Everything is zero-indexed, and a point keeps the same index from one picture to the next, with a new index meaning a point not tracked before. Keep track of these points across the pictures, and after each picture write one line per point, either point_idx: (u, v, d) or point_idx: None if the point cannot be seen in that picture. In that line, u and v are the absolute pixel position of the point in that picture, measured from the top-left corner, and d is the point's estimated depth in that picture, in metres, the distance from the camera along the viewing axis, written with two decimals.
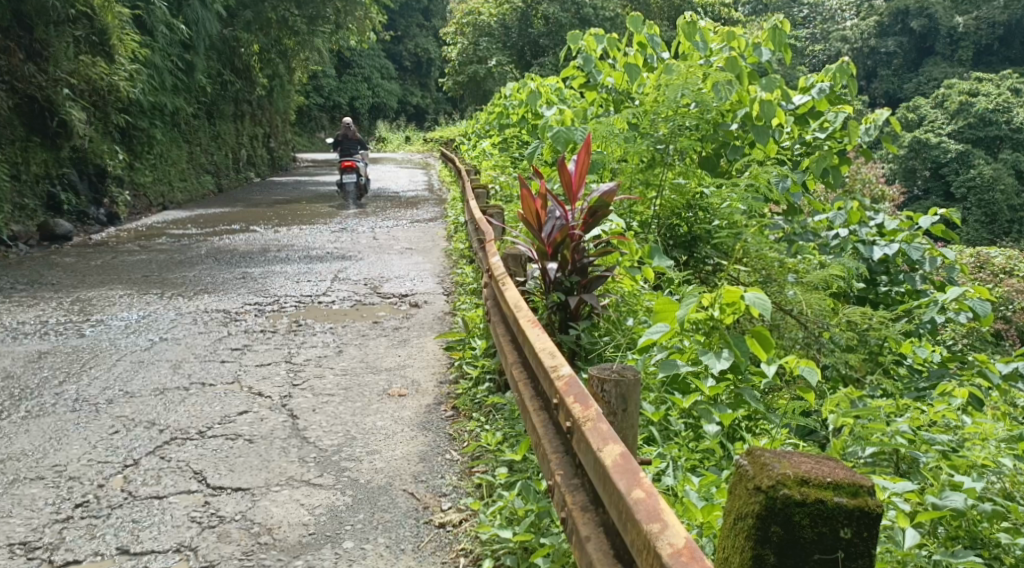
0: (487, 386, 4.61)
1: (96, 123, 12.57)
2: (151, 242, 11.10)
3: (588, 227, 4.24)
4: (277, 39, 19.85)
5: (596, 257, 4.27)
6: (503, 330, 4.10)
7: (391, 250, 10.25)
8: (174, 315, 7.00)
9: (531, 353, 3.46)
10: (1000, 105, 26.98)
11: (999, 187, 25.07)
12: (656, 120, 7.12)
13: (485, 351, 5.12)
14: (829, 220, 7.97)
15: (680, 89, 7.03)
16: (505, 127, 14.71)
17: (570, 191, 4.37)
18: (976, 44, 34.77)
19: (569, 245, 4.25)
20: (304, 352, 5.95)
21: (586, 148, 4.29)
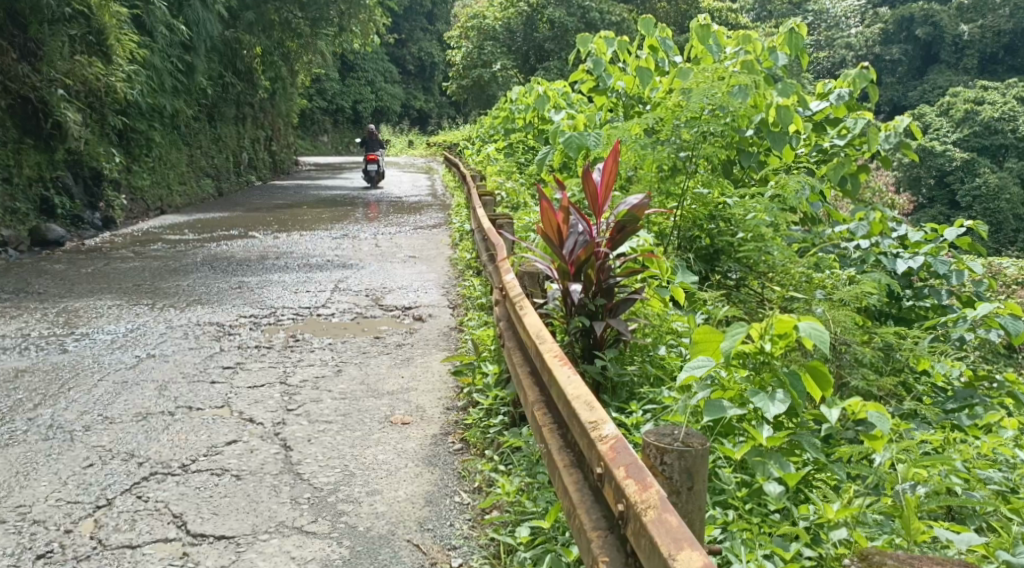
0: (501, 420, 4.19)
1: (91, 125, 12.19)
2: (146, 248, 10.70)
3: (615, 245, 3.82)
4: (280, 42, 19.50)
5: (623, 277, 3.85)
6: (522, 361, 3.67)
7: (393, 258, 9.85)
8: (164, 329, 6.59)
9: (562, 400, 3.01)
10: (1006, 113, 26.68)
11: (1005, 197, 24.78)
12: (679, 126, 6.55)
13: (497, 379, 4.66)
14: (850, 231, 7.67)
15: (703, 93, 6.39)
16: (511, 132, 14.34)
17: (595, 205, 3.96)
18: (982, 52, 34.51)
19: (595, 263, 3.82)
20: (301, 371, 5.55)
21: (615, 156, 3.88)
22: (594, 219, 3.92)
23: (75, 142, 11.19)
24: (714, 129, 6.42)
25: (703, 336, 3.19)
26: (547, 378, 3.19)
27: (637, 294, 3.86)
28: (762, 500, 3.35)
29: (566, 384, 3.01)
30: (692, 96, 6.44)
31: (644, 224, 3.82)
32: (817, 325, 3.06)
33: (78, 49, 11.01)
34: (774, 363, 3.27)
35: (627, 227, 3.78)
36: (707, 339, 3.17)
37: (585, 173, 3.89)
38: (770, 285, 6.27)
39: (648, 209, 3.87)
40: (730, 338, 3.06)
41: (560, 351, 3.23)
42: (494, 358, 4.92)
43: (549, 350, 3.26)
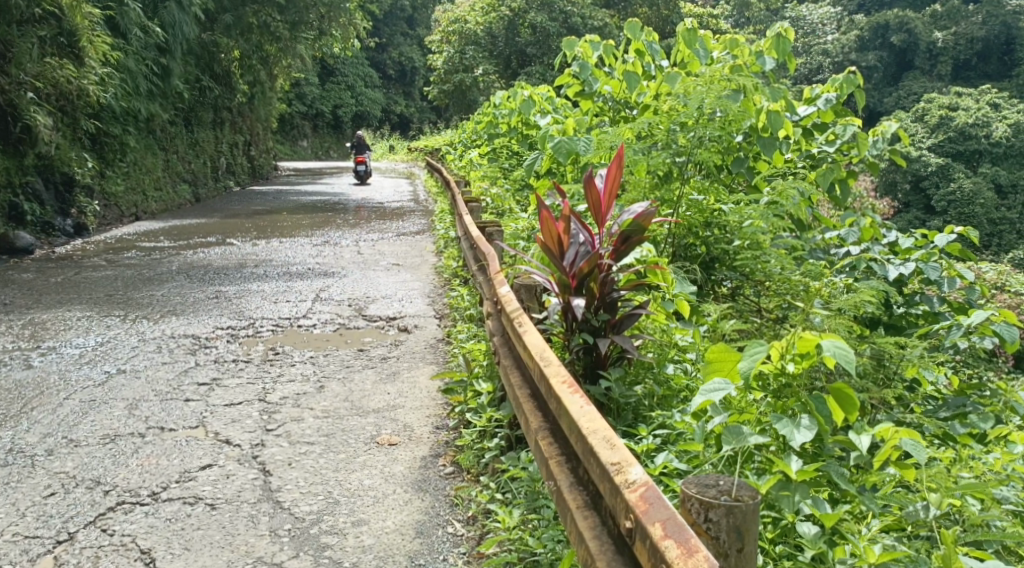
0: (496, 444, 3.90)
1: (63, 129, 11.86)
2: (119, 256, 10.38)
3: (620, 255, 3.63)
4: (259, 46, 19.20)
5: (627, 291, 3.65)
6: (521, 385, 3.41)
7: (375, 266, 9.58)
8: (136, 342, 6.31)
9: (576, 435, 2.74)
10: (980, 119, 26.78)
11: (980, 202, 24.89)
12: (675, 130, 6.20)
13: (491, 396, 4.33)
14: (841, 236, 7.49)
15: (704, 95, 5.97)
16: (495, 136, 14.09)
17: (597, 212, 3.77)
18: (955, 59, 34.74)
19: (598, 274, 3.62)
20: (281, 388, 5.28)
21: (619, 160, 3.71)
22: (596, 228, 3.73)
23: (46, 147, 10.86)
24: (711, 134, 6.02)
25: (717, 354, 2.99)
26: (556, 409, 2.92)
27: (641, 309, 3.64)
28: (794, 542, 3.01)
29: (579, 416, 2.74)
30: (691, 98, 6.03)
31: (650, 234, 3.65)
32: (840, 343, 2.83)
33: (49, 50, 10.67)
34: (795, 385, 3.07)
35: (634, 237, 3.60)
36: (721, 357, 2.97)
37: (587, 174, 3.69)
38: (767, 294, 6.13)
39: (654, 218, 3.69)
40: (749, 357, 2.86)
41: (568, 376, 2.97)
42: (487, 374, 4.60)
43: (556, 376, 2.99)
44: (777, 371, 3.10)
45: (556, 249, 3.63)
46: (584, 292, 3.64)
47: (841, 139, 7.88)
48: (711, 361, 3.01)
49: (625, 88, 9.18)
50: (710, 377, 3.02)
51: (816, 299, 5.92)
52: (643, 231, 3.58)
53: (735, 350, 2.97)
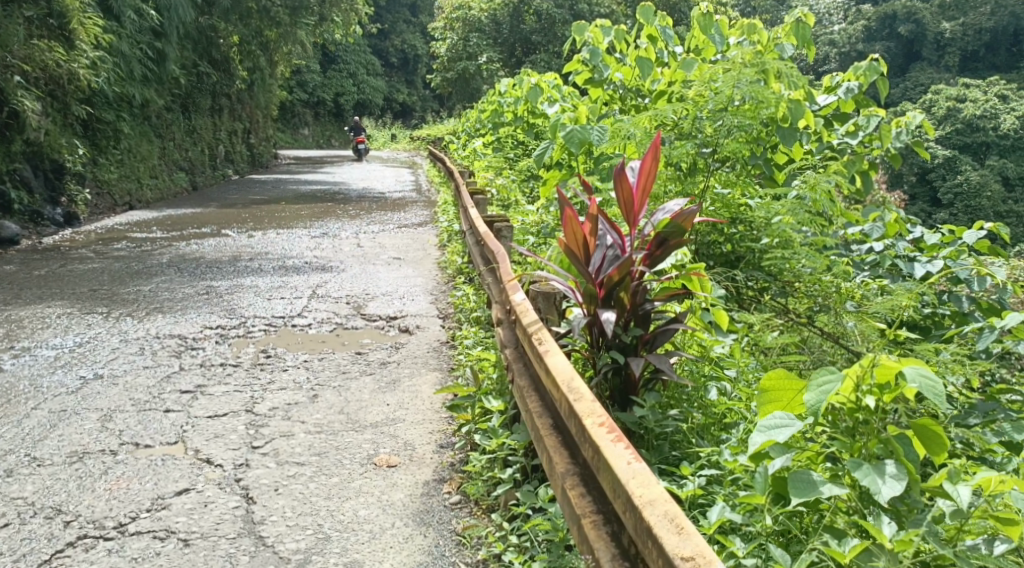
0: (509, 477, 3.43)
1: (53, 114, 11.39)
2: (109, 247, 9.96)
3: (654, 260, 3.24)
4: (258, 31, 18.75)
5: (661, 301, 3.27)
6: (542, 414, 2.95)
7: (376, 260, 9.14)
8: (117, 343, 5.89)
9: (626, 506, 2.26)
10: (988, 110, 26.34)
11: (986, 194, 24.44)
12: (701, 118, 5.72)
13: (504, 413, 3.84)
14: (863, 232, 7.06)
15: (737, 81, 5.50)
16: (499, 125, 13.67)
17: (629, 209, 3.38)
18: (961, 50, 34.28)
19: (630, 282, 3.23)
20: (271, 397, 4.85)
21: (655, 148, 3.32)
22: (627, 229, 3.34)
23: (34, 132, 10.41)
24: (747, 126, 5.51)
25: (773, 381, 2.68)
26: (597, 463, 2.45)
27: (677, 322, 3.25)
28: None
29: (628, 478, 2.27)
30: (722, 84, 5.56)
31: (690, 236, 3.26)
32: (925, 372, 2.43)
33: (36, 32, 10.19)
34: (872, 423, 2.57)
35: (673, 238, 3.21)
36: (778, 387, 2.66)
37: (620, 163, 3.31)
38: (792, 298, 5.63)
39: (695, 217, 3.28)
40: (814, 389, 2.57)
41: (611, 422, 2.50)
42: (498, 391, 4.02)
43: (593, 420, 2.52)
44: (852, 406, 2.58)
45: (581, 252, 3.25)
46: (614, 302, 3.25)
47: (863, 130, 7.46)
48: (766, 390, 2.68)
49: (637, 75, 8.68)
50: (767, 408, 2.68)
51: (849, 302, 5.56)
52: (683, 231, 3.19)
53: (796, 378, 2.65)
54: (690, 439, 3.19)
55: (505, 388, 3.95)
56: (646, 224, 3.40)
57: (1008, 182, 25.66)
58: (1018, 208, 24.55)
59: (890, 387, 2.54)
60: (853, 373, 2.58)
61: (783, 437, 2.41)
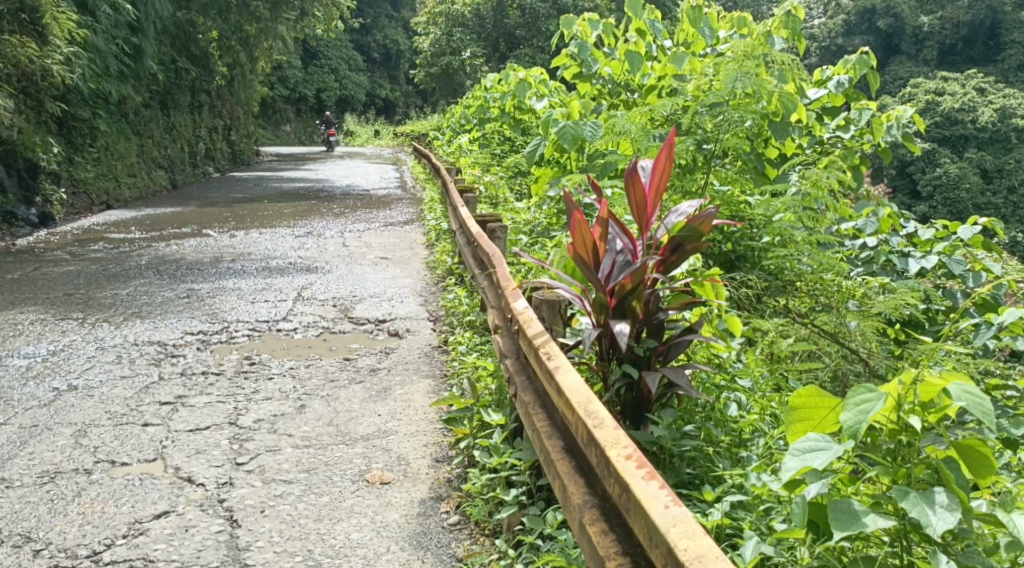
0: (514, 498, 3.23)
1: (27, 112, 11.10)
2: (86, 249, 9.70)
3: (669, 267, 3.13)
4: (238, 26, 18.50)
5: (676, 311, 3.13)
6: (553, 436, 2.75)
7: (362, 260, 8.91)
8: (93, 352, 5.68)
9: (665, 557, 2.05)
10: (967, 103, 26.36)
11: (965, 187, 24.55)
12: (702, 113, 5.51)
13: (505, 427, 3.63)
14: (856, 228, 6.71)
15: (738, 74, 5.25)
16: (485, 121, 13.46)
17: (643, 213, 3.27)
18: (941, 43, 34.28)
19: (643, 290, 3.11)
20: (256, 408, 4.63)
21: (670, 150, 3.22)
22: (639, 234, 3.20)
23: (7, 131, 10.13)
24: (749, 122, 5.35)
25: (804, 397, 2.57)
26: (626, 503, 2.24)
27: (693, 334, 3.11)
28: None
29: (668, 525, 2.07)
30: (723, 77, 5.32)
31: (706, 241, 3.16)
32: (972, 391, 2.35)
33: (8, 27, 9.91)
34: (914, 445, 2.47)
35: (690, 243, 3.10)
36: (810, 402, 2.56)
37: (633, 165, 3.21)
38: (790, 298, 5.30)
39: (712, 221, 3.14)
40: (852, 409, 2.41)
41: (643, 457, 2.29)
42: (498, 403, 3.81)
43: (621, 453, 2.32)
44: (896, 427, 2.51)
45: (592, 259, 3.14)
46: (626, 312, 3.13)
47: (855, 125, 7.29)
48: (795, 408, 2.57)
49: (626, 69, 8.45)
50: (799, 426, 2.57)
51: (851, 300, 5.42)
52: (700, 236, 3.08)
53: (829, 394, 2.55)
54: (709, 458, 3.08)
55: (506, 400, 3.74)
56: (659, 229, 3.25)
57: (987, 175, 25.31)
58: (997, 199, 24.57)
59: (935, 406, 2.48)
60: (893, 392, 2.50)
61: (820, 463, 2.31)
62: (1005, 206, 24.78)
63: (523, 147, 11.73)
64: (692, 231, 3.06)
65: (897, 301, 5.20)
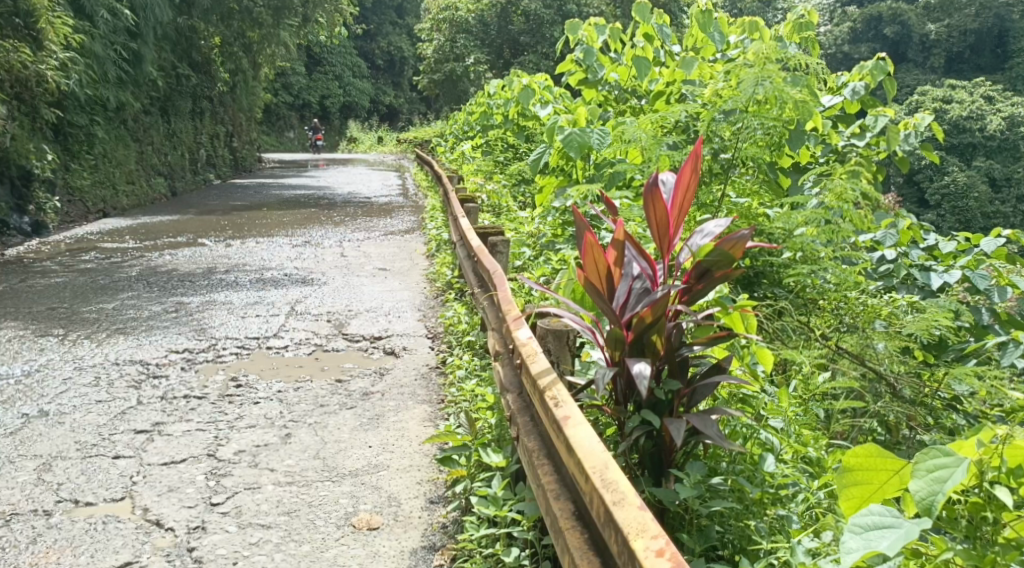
0: (514, 558, 2.91)
1: (21, 118, 10.78)
2: (77, 259, 9.37)
3: (694, 296, 2.87)
4: (241, 32, 18.27)
5: (701, 346, 2.87)
6: (563, 499, 2.42)
7: (360, 272, 8.57)
8: (71, 373, 5.35)
9: None
10: (974, 111, 26.00)
11: (974, 195, 24.02)
12: (720, 120, 5.12)
13: (505, 472, 3.28)
14: (875, 240, 6.29)
15: (758, 79, 4.85)
16: (488, 128, 13.15)
17: (664, 234, 3.02)
18: (948, 51, 33.88)
19: (664, 324, 2.85)
20: (238, 436, 4.30)
21: (694, 163, 2.97)
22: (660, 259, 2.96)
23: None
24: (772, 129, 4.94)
25: (862, 458, 2.40)
26: None
27: (719, 372, 2.85)
28: None
29: None
30: (743, 81, 4.91)
31: (736, 266, 2.89)
32: None
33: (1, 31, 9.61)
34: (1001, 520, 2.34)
35: (718, 268, 2.84)
36: (865, 462, 2.40)
37: (654, 180, 2.97)
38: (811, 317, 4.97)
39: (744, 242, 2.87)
40: (924, 476, 2.28)
41: (676, 555, 1.95)
42: (496, 440, 3.50)
43: (647, 544, 1.99)
44: (982, 500, 2.36)
45: (607, 286, 2.89)
46: (645, 348, 2.87)
47: (870, 132, 6.90)
48: (852, 469, 2.41)
49: (633, 75, 8.09)
50: (855, 489, 2.40)
51: (879, 321, 5.05)
52: (729, 260, 2.82)
53: (890, 457, 2.39)
54: (742, 523, 2.81)
55: (505, 439, 3.41)
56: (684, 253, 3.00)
57: (994, 184, 25.23)
58: (1005, 209, 24.18)
59: (1019, 475, 2.37)
60: (976, 457, 2.36)
61: (892, 547, 2.14)
62: (1013, 215, 24.40)
63: (526, 155, 11.41)
64: (721, 255, 2.81)
65: (927, 322, 4.81)
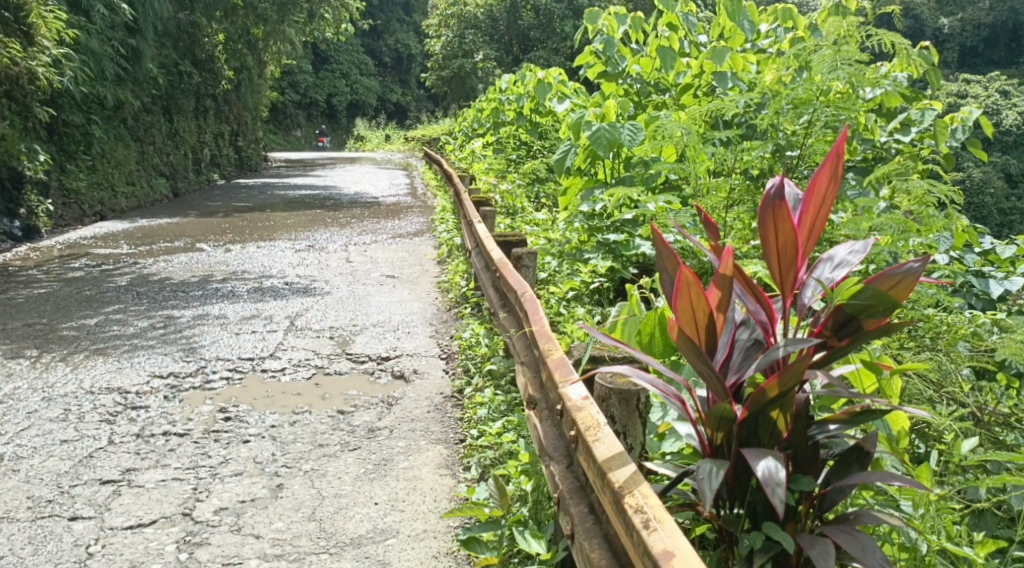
0: None
1: (12, 118, 10.14)
2: (65, 267, 8.73)
3: (832, 353, 2.32)
4: (246, 29, 17.66)
5: (838, 429, 2.31)
6: None
7: (366, 279, 7.93)
8: (38, 406, 4.72)
9: None
10: (989, 106, 25.28)
11: (989, 191, 23.12)
12: (786, 111, 4.40)
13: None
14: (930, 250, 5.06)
15: (831, 62, 4.19)
16: (500, 125, 12.52)
17: (789, 260, 2.36)
18: (963, 45, 32.99)
19: (789, 401, 2.28)
20: (222, 486, 3.66)
21: (837, 166, 2.32)
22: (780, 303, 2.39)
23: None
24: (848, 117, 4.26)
25: None
26: None
27: (859, 470, 2.29)
28: None
29: None
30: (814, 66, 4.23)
31: (886, 315, 2.28)
32: None
33: None
34: None
35: (867, 318, 2.28)
36: None
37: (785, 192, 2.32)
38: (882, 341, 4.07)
39: (904, 283, 2.24)
40: None
41: None
42: (541, 519, 2.91)
43: None
44: None
45: (710, 337, 2.33)
46: (760, 430, 2.32)
47: (915, 127, 5.82)
48: None
49: (657, 66, 7.19)
50: None
51: (961, 341, 4.22)
52: (885, 308, 2.26)
53: None
54: None
55: (551, 527, 2.82)
56: (809, 292, 2.43)
57: (1009, 178, 24.47)
58: (1022, 205, 23.31)
59: None
60: None
61: None
62: None
63: (541, 152, 10.77)
64: (873, 297, 2.25)
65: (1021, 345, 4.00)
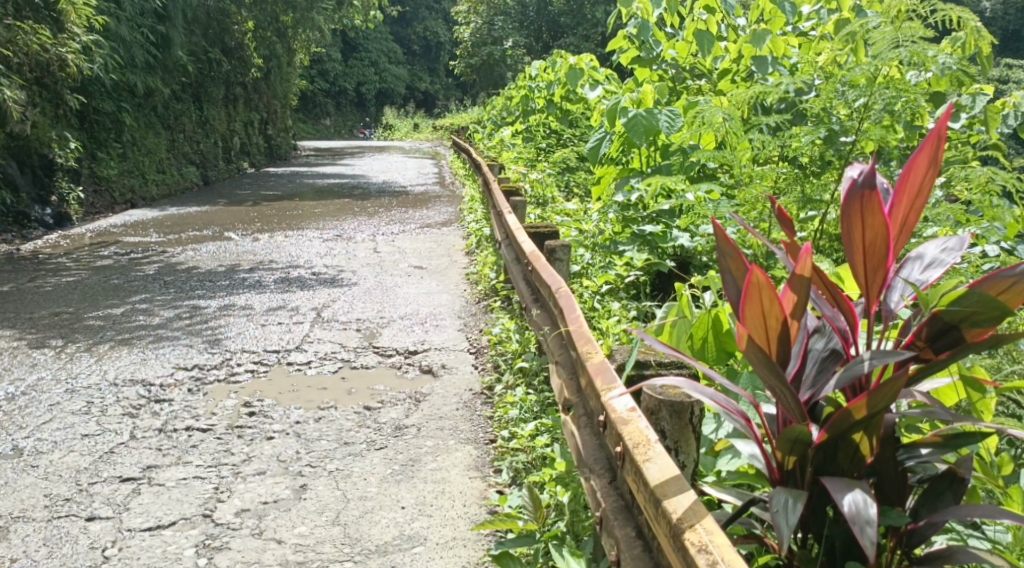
0: None
1: (43, 105, 10.08)
2: (94, 255, 8.67)
3: (928, 367, 2.03)
4: (275, 16, 17.57)
5: (931, 454, 2.02)
6: None
7: (394, 270, 7.80)
8: (61, 399, 4.61)
9: None
10: None
11: None
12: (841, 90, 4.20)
13: None
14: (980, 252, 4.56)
15: (894, 40, 3.80)
16: (530, 113, 12.32)
17: (877, 259, 2.07)
18: (1005, 30, 32.25)
19: (878, 423, 1.98)
20: (245, 485, 3.54)
21: (937, 154, 2.04)
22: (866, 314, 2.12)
23: (20, 126, 9.06)
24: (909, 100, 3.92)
25: None
26: None
27: (954, 502, 2.01)
28: None
29: None
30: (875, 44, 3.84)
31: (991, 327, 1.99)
32: None
33: (21, 13, 8.82)
34: None
35: (968, 328, 1.99)
36: None
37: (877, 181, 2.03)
38: None
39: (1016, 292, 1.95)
40: None
41: None
42: (581, 534, 2.73)
43: None
44: None
45: (782, 349, 2.05)
46: (839, 452, 2.02)
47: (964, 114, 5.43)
48: None
49: (694, 51, 6.96)
50: None
51: None
52: (991, 317, 1.96)
53: None
54: None
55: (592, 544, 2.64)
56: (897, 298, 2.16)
57: None
58: None
59: None
60: None
61: None
62: None
63: (571, 141, 10.57)
64: (979, 303, 1.95)
65: None
